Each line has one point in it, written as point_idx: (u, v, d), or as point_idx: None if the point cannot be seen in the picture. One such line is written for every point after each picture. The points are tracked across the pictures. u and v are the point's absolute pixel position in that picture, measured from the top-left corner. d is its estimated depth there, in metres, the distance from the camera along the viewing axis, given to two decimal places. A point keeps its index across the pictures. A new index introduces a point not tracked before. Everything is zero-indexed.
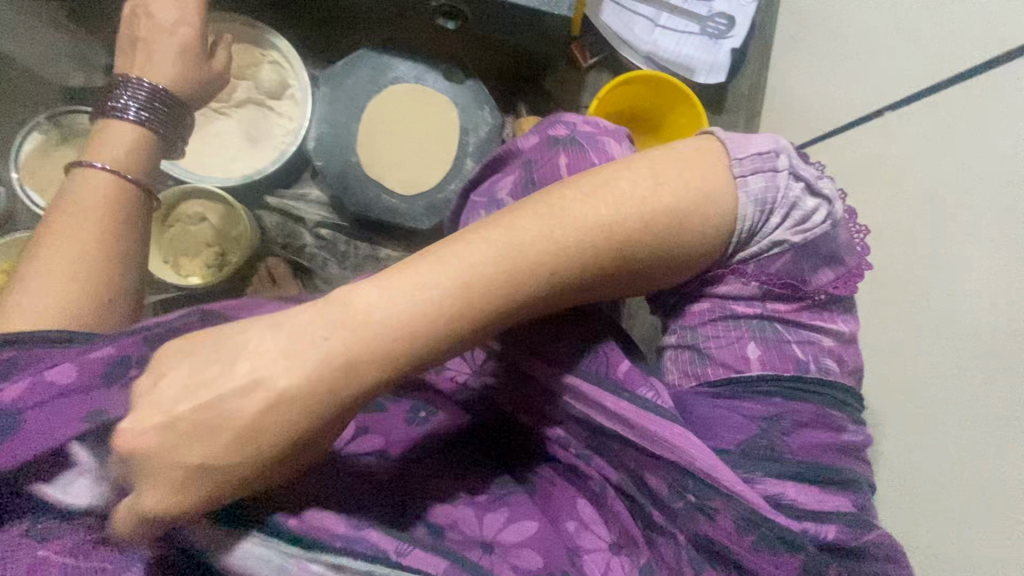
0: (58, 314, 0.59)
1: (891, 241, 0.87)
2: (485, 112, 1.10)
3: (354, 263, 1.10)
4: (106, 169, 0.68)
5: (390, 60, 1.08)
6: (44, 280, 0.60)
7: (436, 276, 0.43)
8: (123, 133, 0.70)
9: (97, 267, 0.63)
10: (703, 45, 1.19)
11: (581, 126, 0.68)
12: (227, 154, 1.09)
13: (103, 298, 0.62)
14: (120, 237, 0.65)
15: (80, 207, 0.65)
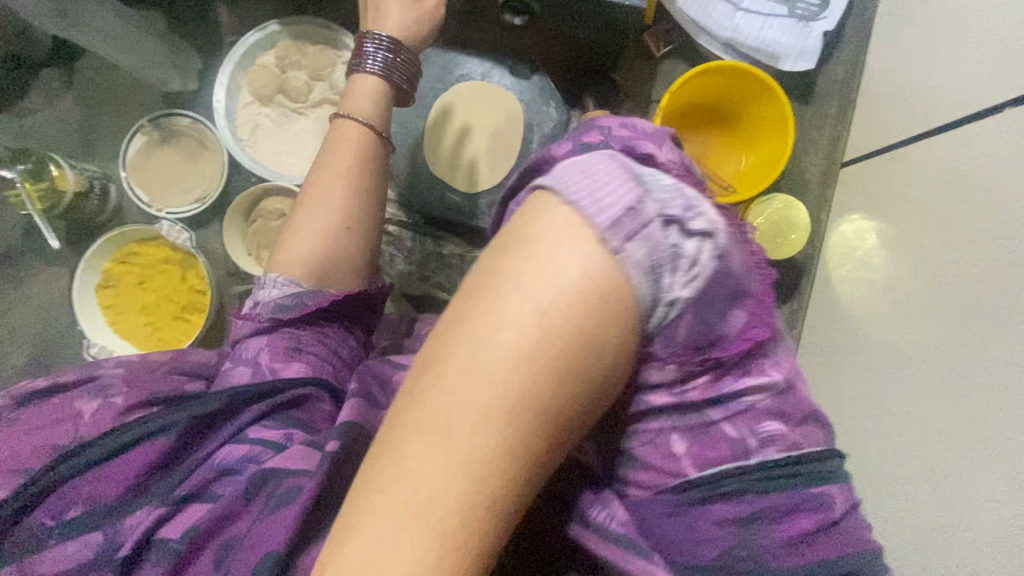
0: (317, 260, 0.72)
1: (932, 283, 0.80)
2: (551, 107, 1.08)
3: (419, 259, 1.13)
4: (355, 120, 0.75)
5: (458, 57, 1.09)
6: (313, 228, 0.73)
7: (373, 551, 0.37)
8: (367, 86, 0.76)
9: (348, 223, 0.74)
10: (791, 29, 1.09)
11: (617, 131, 0.54)
12: (304, 153, 1.14)
13: (351, 253, 0.74)
14: (361, 193, 0.75)
15: (344, 155, 0.75)
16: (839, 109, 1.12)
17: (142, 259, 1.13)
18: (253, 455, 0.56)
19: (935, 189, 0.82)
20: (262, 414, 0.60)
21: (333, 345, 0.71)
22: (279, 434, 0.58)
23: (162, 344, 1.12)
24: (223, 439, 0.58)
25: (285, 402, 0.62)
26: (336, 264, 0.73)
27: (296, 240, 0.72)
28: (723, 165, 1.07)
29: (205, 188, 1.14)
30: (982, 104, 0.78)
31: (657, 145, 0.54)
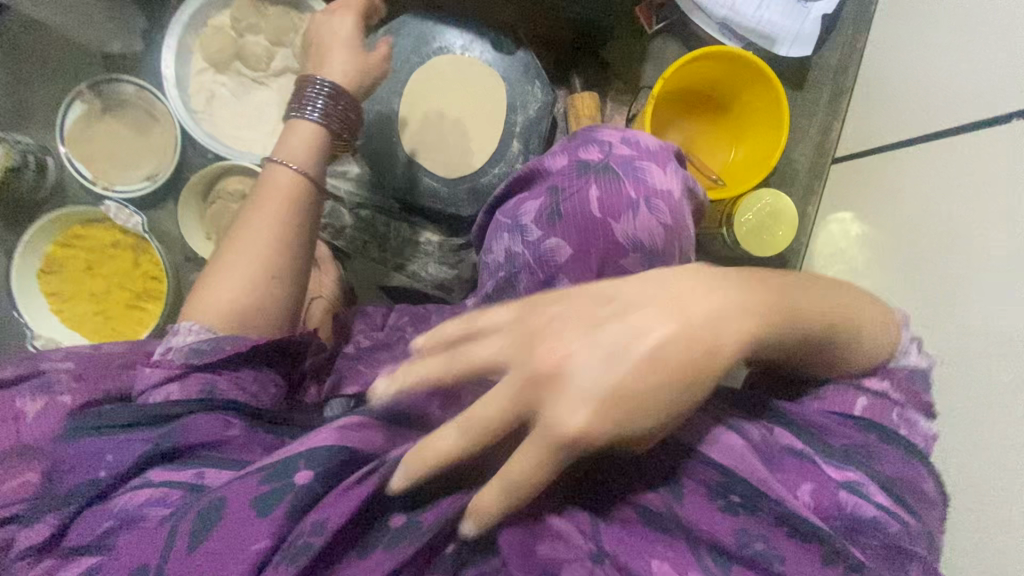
0: (242, 308, 0.66)
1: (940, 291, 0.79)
2: (536, 87, 1.01)
3: (394, 246, 1.08)
4: (291, 168, 0.71)
5: (436, 27, 1.00)
6: (239, 274, 0.67)
7: (672, 324, 0.39)
8: (305, 132, 0.74)
9: (282, 273, 0.68)
10: (788, 10, 1.04)
11: (618, 146, 0.64)
12: (266, 128, 1.05)
13: (284, 305, 0.68)
14: (295, 250, 0.70)
15: (276, 204, 0.70)
16: (831, 98, 1.08)
17: (89, 243, 1.04)
18: (157, 500, 0.50)
19: (943, 198, 0.80)
20: (168, 452, 0.53)
21: (254, 389, 0.62)
22: (188, 473, 0.52)
23: (115, 334, 1.04)
24: (124, 478, 0.52)
25: (189, 434, 0.54)
26: (258, 312, 0.66)
27: (213, 288, 0.66)
28: (711, 154, 1.03)
29: (157, 164, 1.04)
30: (978, 111, 0.76)
31: (658, 164, 0.63)
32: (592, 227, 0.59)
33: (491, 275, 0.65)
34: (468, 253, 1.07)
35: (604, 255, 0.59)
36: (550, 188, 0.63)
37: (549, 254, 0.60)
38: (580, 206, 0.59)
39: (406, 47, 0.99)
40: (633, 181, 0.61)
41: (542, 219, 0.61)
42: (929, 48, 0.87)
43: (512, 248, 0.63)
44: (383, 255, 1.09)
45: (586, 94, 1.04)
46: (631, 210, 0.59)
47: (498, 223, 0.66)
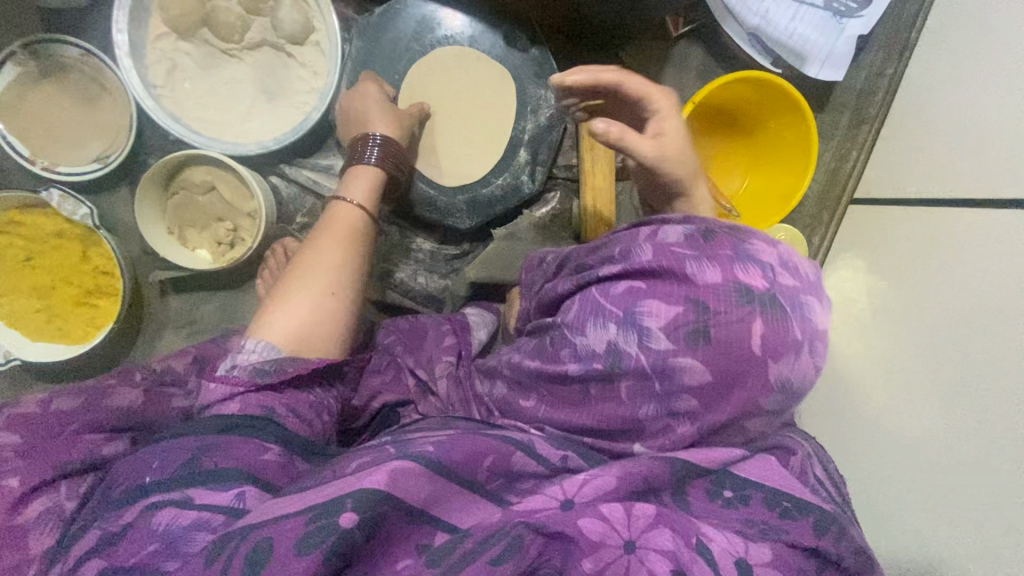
0: (308, 331, 0.66)
1: (896, 351, 0.79)
2: (549, 92, 0.91)
3: (383, 251, 1.00)
4: (354, 203, 0.75)
5: (440, 12, 0.87)
6: (308, 296, 0.67)
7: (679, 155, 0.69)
8: (367, 174, 0.78)
9: (348, 298, 0.70)
10: (822, 25, 0.96)
11: (779, 273, 0.57)
12: (238, 112, 0.92)
13: (345, 331, 0.69)
14: (357, 282, 0.71)
15: (341, 234, 0.73)
16: (852, 123, 1.03)
17: (27, 231, 0.91)
18: (201, 522, 0.51)
19: (916, 253, 0.80)
20: (202, 473, 0.55)
21: (310, 417, 0.65)
22: (230, 495, 0.53)
23: (60, 334, 0.93)
24: (160, 493, 0.53)
25: (226, 454, 0.56)
26: (321, 333, 0.67)
27: (277, 311, 0.66)
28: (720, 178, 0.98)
29: (107, 145, 0.90)
30: (979, 191, 0.74)
31: (818, 301, 0.58)
32: (737, 361, 0.55)
33: (580, 370, 0.61)
34: (460, 263, 1.03)
35: (749, 389, 0.56)
36: (690, 298, 0.56)
37: (677, 376, 0.56)
38: (736, 339, 0.54)
39: (407, 33, 0.87)
40: (798, 319, 0.56)
41: (676, 336, 0.55)
42: (947, 95, 0.82)
43: (619, 346, 0.58)
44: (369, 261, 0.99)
45: None
46: (795, 352, 0.55)
47: (606, 310, 0.60)
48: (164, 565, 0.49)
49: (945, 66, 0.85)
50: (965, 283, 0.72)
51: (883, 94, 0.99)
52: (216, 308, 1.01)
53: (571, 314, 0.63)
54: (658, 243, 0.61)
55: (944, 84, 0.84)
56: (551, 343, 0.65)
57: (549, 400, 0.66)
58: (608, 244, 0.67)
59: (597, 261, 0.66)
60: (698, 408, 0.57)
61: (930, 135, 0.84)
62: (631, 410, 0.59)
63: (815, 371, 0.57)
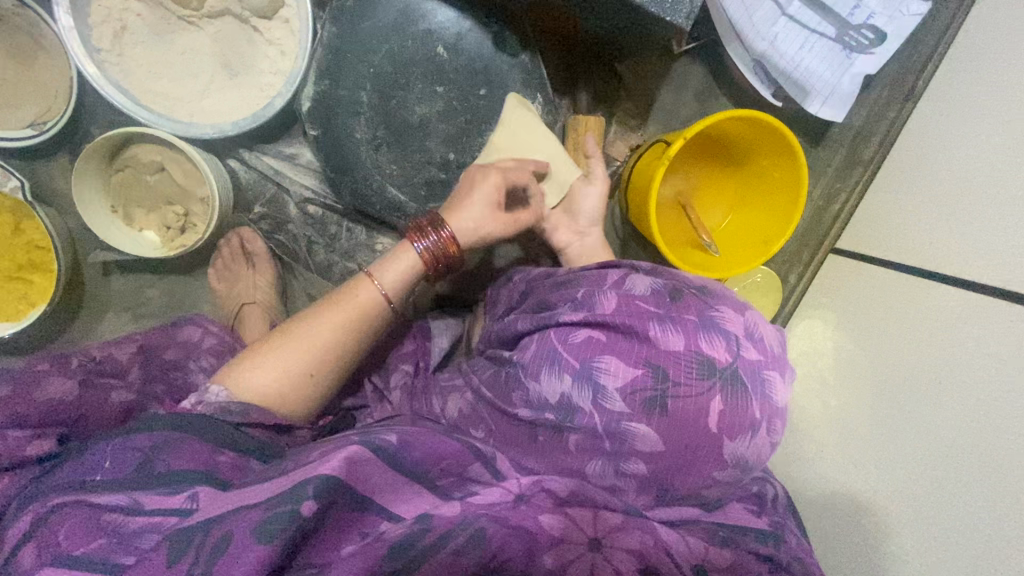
0: (275, 400, 0.64)
1: (855, 401, 0.79)
2: (538, 100, 0.84)
3: (345, 249, 0.92)
4: (381, 297, 0.67)
5: (425, 2, 0.79)
6: (286, 368, 0.65)
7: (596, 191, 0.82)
8: (404, 266, 0.68)
9: (330, 375, 0.67)
10: (829, 59, 0.91)
11: (745, 345, 0.57)
12: (197, 86, 0.84)
13: (314, 404, 0.67)
14: (347, 364, 0.68)
15: (351, 322, 0.66)
16: (845, 165, 0.99)
17: None
18: (150, 526, 0.51)
19: (889, 311, 0.79)
20: (154, 474, 0.55)
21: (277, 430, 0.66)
22: (181, 497, 0.53)
23: None
24: (109, 491, 0.53)
25: (176, 457, 0.56)
26: (283, 398, 0.65)
27: (256, 362, 0.65)
28: (703, 209, 0.95)
29: (43, 111, 0.82)
30: (964, 270, 0.73)
31: (782, 375, 0.58)
32: (692, 433, 0.55)
33: (531, 417, 0.60)
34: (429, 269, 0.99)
35: (706, 460, 0.56)
36: (650, 362, 0.56)
37: (629, 440, 0.56)
38: (692, 413, 0.55)
39: (387, 22, 0.79)
40: (761, 398, 0.56)
41: (632, 401, 0.55)
42: (949, 157, 0.80)
43: (572, 400, 0.57)
44: (329, 257, 0.93)
45: (591, 117, 0.90)
46: (751, 433, 0.56)
47: (562, 359, 0.59)
48: (119, 562, 0.49)
49: (952, 125, 0.81)
50: (933, 351, 0.72)
51: (880, 138, 0.95)
52: (164, 291, 0.95)
53: (527, 354, 0.62)
54: (623, 294, 0.60)
55: (949, 143, 0.80)
56: (505, 380, 0.64)
57: (496, 435, 0.63)
58: (573, 282, 0.65)
59: (559, 299, 0.64)
60: (645, 474, 0.56)
61: (921, 194, 0.82)
62: (578, 464, 0.58)
63: (771, 449, 0.57)
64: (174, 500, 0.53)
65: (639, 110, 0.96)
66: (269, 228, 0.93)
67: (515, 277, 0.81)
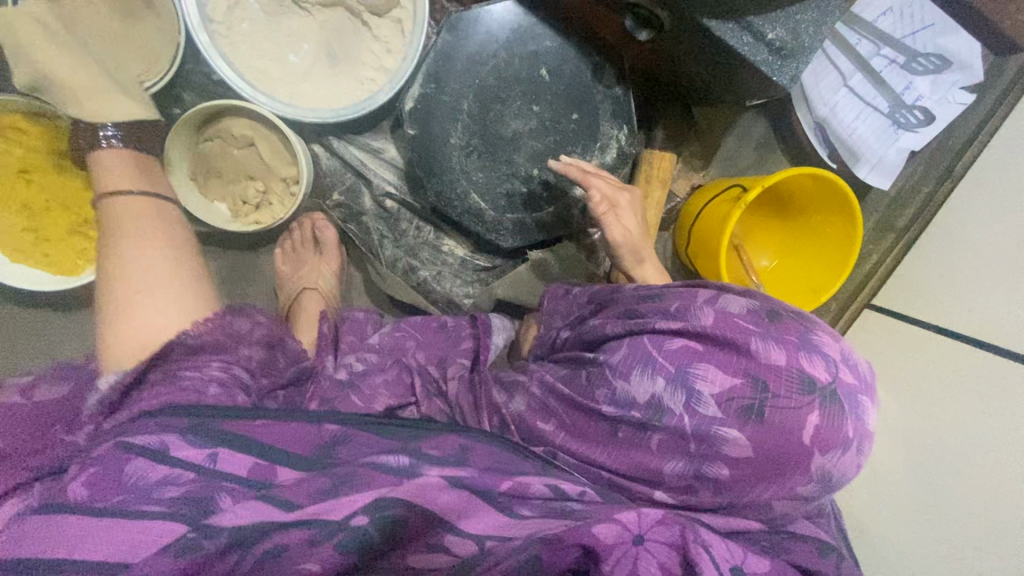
0: (131, 347, 0.65)
1: (891, 440, 0.88)
2: (622, 132, 0.90)
3: (410, 246, 0.96)
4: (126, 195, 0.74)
5: (536, 27, 0.83)
6: (121, 319, 0.66)
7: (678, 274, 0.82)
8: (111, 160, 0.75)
9: (118, 264, 0.69)
10: (880, 132, 1.00)
11: (843, 369, 0.60)
12: (298, 70, 0.85)
13: (167, 317, 0.67)
14: (129, 250, 0.70)
15: (119, 225, 0.72)
16: (878, 227, 1.08)
17: (29, 141, 0.82)
18: (170, 478, 0.52)
19: (921, 364, 0.88)
20: (190, 435, 0.56)
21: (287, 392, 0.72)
22: (203, 454, 0.54)
23: (45, 262, 0.85)
24: (145, 433, 0.55)
25: (210, 433, 0.57)
26: (160, 329, 0.66)
27: (116, 324, 0.66)
28: (752, 251, 1.01)
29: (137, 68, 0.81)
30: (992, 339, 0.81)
31: (873, 400, 0.61)
32: (784, 445, 0.58)
33: (616, 414, 0.64)
34: (486, 276, 1.01)
35: (791, 470, 0.59)
36: (749, 373, 0.59)
37: (717, 444, 0.59)
38: (789, 423, 0.58)
39: (497, 39, 0.83)
40: (855, 419, 0.59)
41: (727, 407, 0.59)
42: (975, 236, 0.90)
43: (663, 402, 0.61)
44: (395, 253, 0.96)
45: (664, 153, 0.95)
46: (841, 449, 0.59)
47: (657, 362, 0.63)
48: (135, 508, 0.48)
49: (992, 207, 0.89)
50: (966, 406, 0.81)
51: (913, 210, 1.04)
52: (225, 266, 0.95)
53: (617, 356, 0.66)
54: (720, 310, 0.64)
55: (978, 227, 0.90)
56: (588, 378, 0.68)
57: (571, 431, 0.68)
58: (664, 297, 0.69)
59: (650, 309, 0.69)
60: (727, 479, 0.60)
61: (947, 267, 0.92)
62: (657, 464, 0.62)
63: (857, 468, 0.60)
64: (189, 463, 0.53)
65: (706, 154, 1.02)
66: (342, 216, 0.94)
67: (575, 290, 0.88)
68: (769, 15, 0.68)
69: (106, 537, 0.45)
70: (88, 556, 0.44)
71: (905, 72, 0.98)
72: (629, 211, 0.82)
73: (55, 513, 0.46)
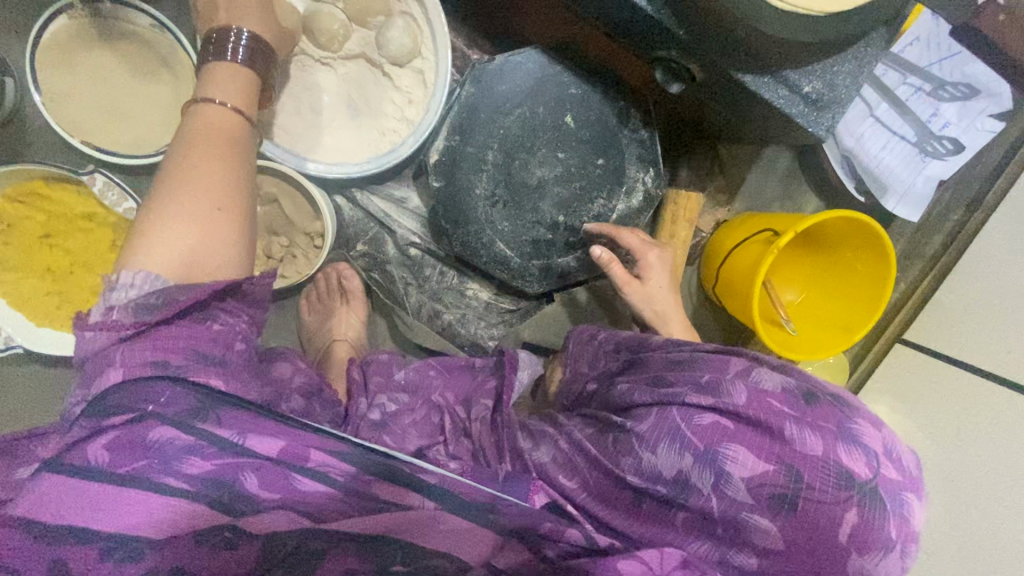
0: (181, 265, 0.55)
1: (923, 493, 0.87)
2: (649, 173, 0.88)
3: (433, 292, 0.95)
4: (229, 107, 0.62)
5: (562, 73, 0.82)
6: (179, 228, 0.56)
7: None
8: (231, 76, 0.64)
9: (228, 189, 0.59)
10: (907, 161, 0.98)
11: (885, 465, 0.60)
12: (320, 123, 0.84)
13: (235, 251, 0.59)
14: (240, 182, 0.60)
15: (218, 140, 0.60)
16: (905, 256, 1.07)
17: (51, 205, 0.80)
18: (194, 447, 0.47)
19: (946, 411, 0.87)
20: (209, 415, 0.49)
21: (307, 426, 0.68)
22: (232, 430, 0.49)
23: (70, 324, 0.83)
24: (168, 390, 0.50)
25: (231, 418, 0.50)
26: (219, 257, 0.57)
27: (163, 235, 0.56)
28: (778, 286, 1.00)
29: (160, 137, 0.80)
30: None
31: (917, 497, 0.61)
32: (817, 540, 0.58)
33: (640, 486, 0.63)
34: (512, 317, 0.98)
35: (827, 568, 0.58)
36: (783, 461, 0.59)
37: (747, 532, 0.59)
38: (825, 519, 0.58)
39: (522, 87, 0.81)
40: (897, 518, 0.59)
41: (758, 493, 0.59)
42: (1001, 273, 0.89)
43: (691, 479, 0.61)
44: (420, 299, 0.94)
45: (692, 193, 0.93)
46: (882, 550, 0.58)
47: (686, 438, 0.62)
48: (159, 481, 0.45)
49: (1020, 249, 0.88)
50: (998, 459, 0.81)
51: (940, 241, 1.03)
52: None
53: (645, 426, 0.65)
54: (753, 387, 0.63)
55: (1004, 264, 0.89)
56: (615, 444, 0.67)
57: (595, 492, 0.66)
58: (693, 365, 0.69)
59: (678, 378, 0.68)
60: (757, 567, 0.60)
61: (970, 301, 0.91)
62: (680, 542, 0.62)
63: (901, 570, 0.60)
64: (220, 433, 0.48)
65: (729, 187, 1.01)
66: (367, 265, 0.93)
67: (602, 335, 0.88)
68: (806, 68, 0.67)
69: (128, 511, 0.44)
70: (109, 528, 0.43)
71: (931, 100, 0.97)
72: (653, 272, 0.84)
73: (67, 476, 0.44)
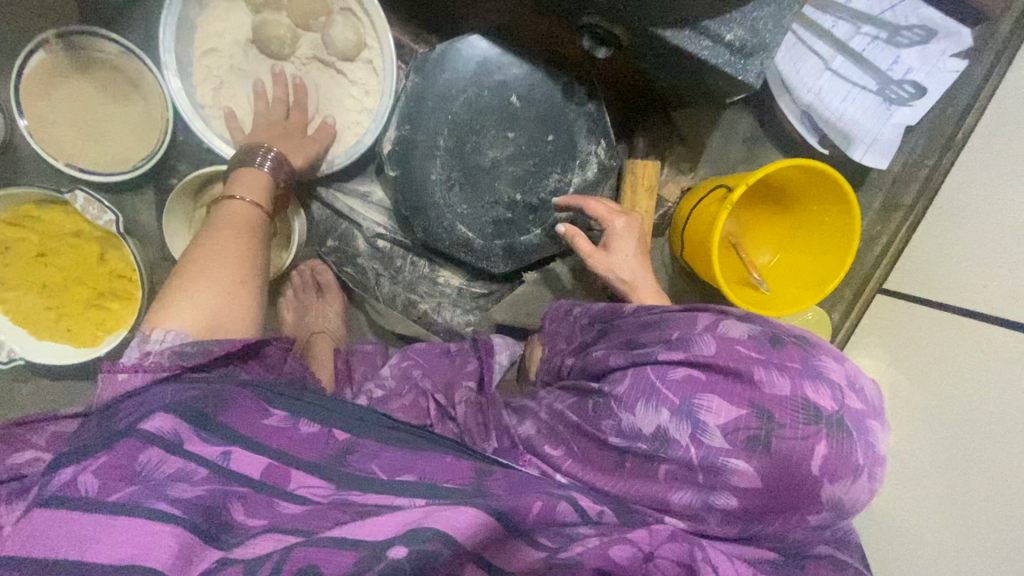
0: (204, 325, 0.59)
1: (940, 436, 0.82)
2: (600, 147, 0.90)
3: (407, 282, 0.98)
4: (247, 200, 0.70)
5: (500, 57, 0.85)
6: (200, 292, 0.60)
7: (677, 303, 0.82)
8: (257, 178, 0.73)
9: (252, 272, 0.65)
10: (872, 109, 0.96)
11: (848, 394, 0.56)
12: None
13: (251, 321, 0.63)
14: (257, 263, 0.66)
15: (233, 228, 0.67)
16: (884, 208, 1.04)
17: (44, 226, 0.87)
18: (182, 474, 0.47)
19: (952, 357, 0.83)
20: (213, 423, 0.52)
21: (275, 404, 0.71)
22: (218, 451, 0.50)
23: (67, 336, 0.89)
24: (160, 418, 0.51)
25: (215, 434, 0.52)
26: (238, 320, 0.61)
27: (183, 297, 0.60)
28: (752, 249, 0.99)
29: (135, 155, 0.86)
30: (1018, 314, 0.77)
31: (882, 425, 0.58)
32: (800, 488, 0.55)
33: (623, 445, 0.60)
34: (485, 301, 1.01)
35: (800, 496, 0.55)
36: (754, 403, 0.55)
37: (725, 475, 0.55)
38: (794, 454, 0.54)
39: (465, 73, 0.84)
40: (865, 446, 0.55)
41: (733, 437, 0.55)
42: (991, 199, 0.85)
43: (669, 432, 0.58)
44: (393, 290, 0.97)
45: (647, 161, 0.93)
46: (853, 476, 0.55)
47: (661, 394, 0.59)
48: (149, 506, 0.44)
49: (1008, 177, 0.83)
50: (997, 387, 0.76)
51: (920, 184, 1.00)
52: None
53: (622, 388, 0.62)
54: (721, 337, 0.60)
55: (987, 194, 0.85)
56: (595, 408, 0.65)
57: (580, 458, 0.64)
58: (664, 324, 0.65)
59: (652, 339, 0.65)
60: (736, 508, 0.56)
61: (961, 239, 0.88)
62: (664, 493, 0.58)
63: (869, 495, 0.57)
64: (201, 458, 0.49)
65: (691, 154, 1.03)
66: (339, 260, 0.98)
67: (575, 310, 0.82)
68: (724, 15, 0.68)
69: (115, 540, 0.42)
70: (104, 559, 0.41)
71: (889, 46, 0.94)
72: (620, 239, 0.82)
73: (58, 507, 0.43)
